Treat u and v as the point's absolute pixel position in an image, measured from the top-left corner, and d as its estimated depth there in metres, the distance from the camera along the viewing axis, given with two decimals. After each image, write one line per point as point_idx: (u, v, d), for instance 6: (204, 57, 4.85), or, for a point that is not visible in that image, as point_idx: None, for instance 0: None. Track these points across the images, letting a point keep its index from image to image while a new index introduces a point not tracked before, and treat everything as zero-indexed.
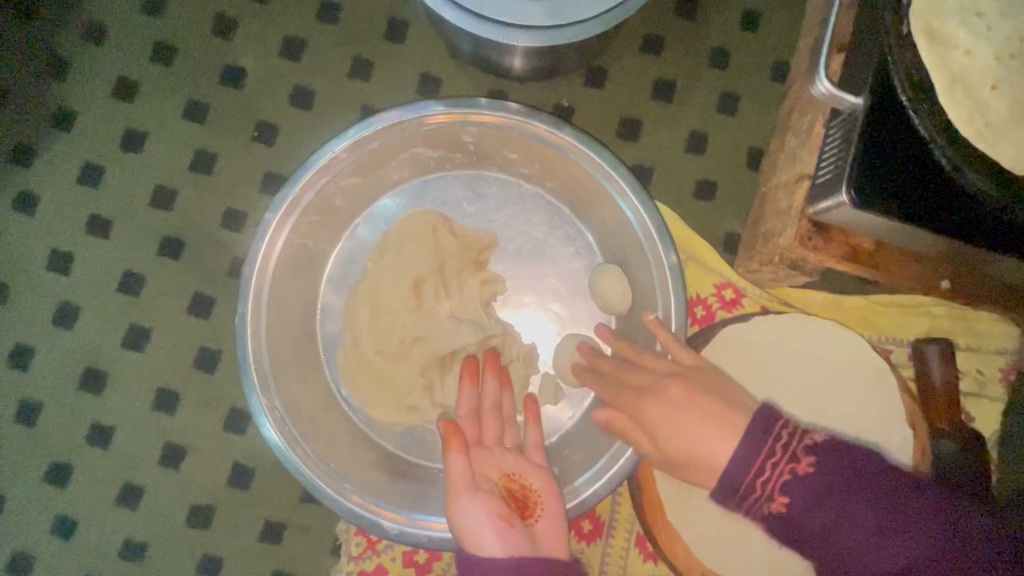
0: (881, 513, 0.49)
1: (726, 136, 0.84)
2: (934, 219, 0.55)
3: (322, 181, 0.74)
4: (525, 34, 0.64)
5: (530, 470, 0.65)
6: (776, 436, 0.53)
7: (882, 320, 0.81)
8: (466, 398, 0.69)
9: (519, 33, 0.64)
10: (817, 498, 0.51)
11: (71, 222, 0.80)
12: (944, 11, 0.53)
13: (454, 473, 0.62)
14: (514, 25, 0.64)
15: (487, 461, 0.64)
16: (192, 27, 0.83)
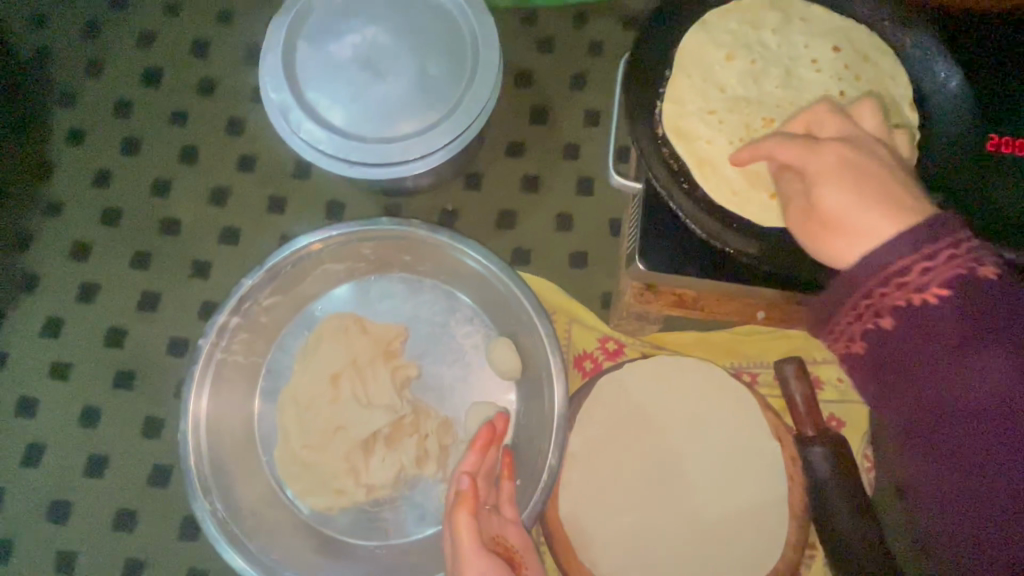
0: (983, 332, 0.44)
1: (588, 212, 1.00)
2: (713, 271, 0.69)
3: (245, 305, 0.88)
4: (390, 170, 0.83)
5: (514, 533, 0.67)
6: (946, 245, 0.45)
7: (746, 348, 0.93)
8: (473, 460, 0.71)
9: (384, 170, 0.82)
10: (905, 326, 0.47)
11: (36, 370, 0.92)
12: (685, 115, 0.70)
13: (464, 533, 0.62)
14: (379, 164, 0.82)
15: (489, 525, 0.66)
16: (133, 191, 0.99)
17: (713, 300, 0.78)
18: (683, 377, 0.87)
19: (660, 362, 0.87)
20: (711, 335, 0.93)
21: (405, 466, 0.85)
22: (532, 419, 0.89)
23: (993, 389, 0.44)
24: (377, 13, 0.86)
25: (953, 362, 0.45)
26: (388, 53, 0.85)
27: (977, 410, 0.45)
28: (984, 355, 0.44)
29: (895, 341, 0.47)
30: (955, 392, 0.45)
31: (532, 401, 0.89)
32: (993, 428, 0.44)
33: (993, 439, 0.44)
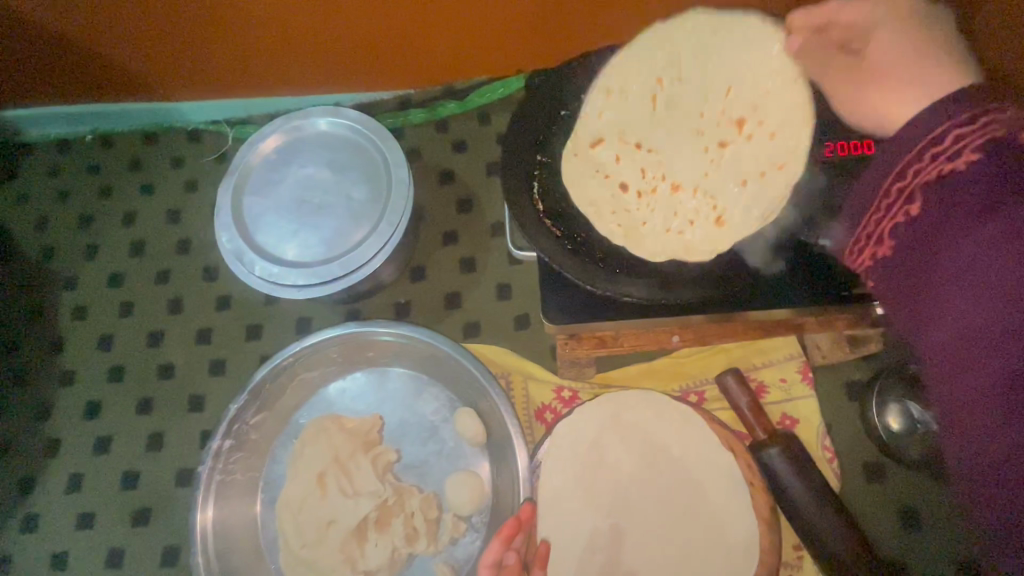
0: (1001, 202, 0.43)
1: (523, 277, 1.11)
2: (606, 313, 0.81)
3: (234, 428, 0.99)
4: (335, 286, 0.94)
5: None
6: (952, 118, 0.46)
7: (688, 369, 1.00)
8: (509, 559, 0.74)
9: (330, 286, 0.94)
10: (914, 217, 0.48)
11: (65, 524, 1.03)
12: None
13: None
14: (324, 282, 0.94)
15: None
16: (132, 346, 1.14)
17: (630, 337, 0.87)
18: (633, 408, 0.93)
19: (610, 399, 0.94)
20: (653, 363, 1.01)
21: (397, 546, 0.92)
22: (504, 477, 0.96)
23: (993, 268, 0.42)
24: (304, 160, 1.03)
25: (954, 247, 0.45)
26: (319, 191, 1.02)
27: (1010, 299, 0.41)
28: (995, 241, 0.43)
29: (903, 229, 0.49)
30: (959, 270, 0.44)
31: (501, 460, 0.97)
32: (1010, 319, 0.41)
33: (1019, 334, 0.41)
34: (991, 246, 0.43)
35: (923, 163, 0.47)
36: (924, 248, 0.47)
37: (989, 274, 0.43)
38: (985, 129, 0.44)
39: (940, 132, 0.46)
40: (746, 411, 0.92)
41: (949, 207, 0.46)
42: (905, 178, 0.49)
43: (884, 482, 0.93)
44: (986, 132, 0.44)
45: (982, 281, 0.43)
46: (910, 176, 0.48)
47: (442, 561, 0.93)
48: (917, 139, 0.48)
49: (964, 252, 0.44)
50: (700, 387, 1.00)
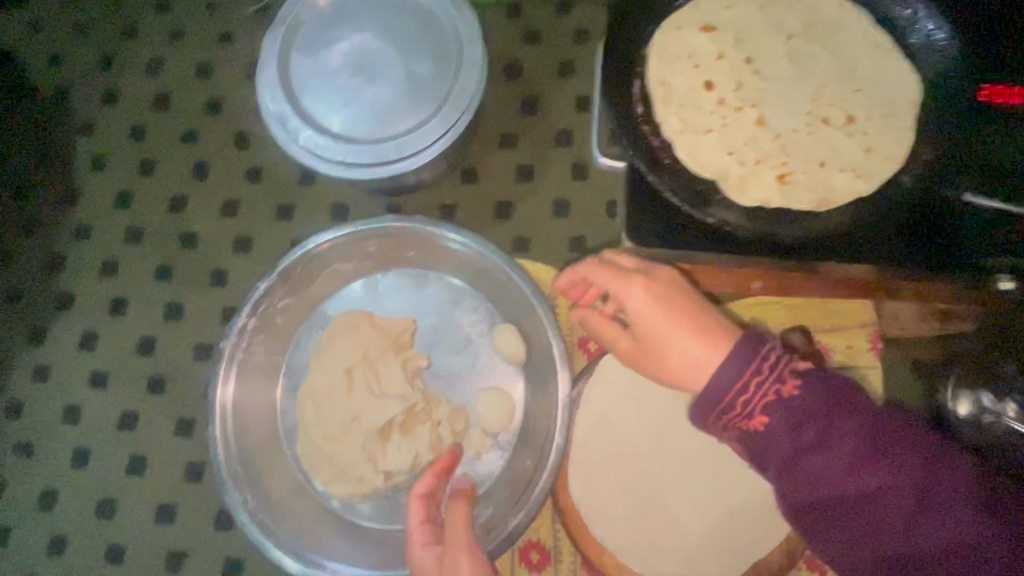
0: (817, 433, 0.59)
1: (585, 196, 1.01)
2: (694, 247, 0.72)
3: (262, 308, 0.93)
4: (375, 171, 0.85)
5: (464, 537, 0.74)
6: (750, 358, 0.61)
7: (750, 321, 0.93)
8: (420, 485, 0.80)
9: (368, 171, 0.85)
10: (763, 428, 0.60)
11: (78, 380, 0.99)
12: None
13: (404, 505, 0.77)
14: (363, 164, 0.84)
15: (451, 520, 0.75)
16: (153, 209, 1.06)
17: (703, 274, 0.79)
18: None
19: None
20: (714, 308, 0.93)
21: (421, 452, 0.89)
22: (539, 401, 0.91)
23: (853, 476, 0.57)
24: (362, 22, 0.90)
25: (848, 457, 0.58)
26: (376, 59, 0.89)
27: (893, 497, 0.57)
28: (826, 431, 0.58)
29: (765, 434, 0.60)
30: (855, 479, 0.57)
31: (538, 383, 0.92)
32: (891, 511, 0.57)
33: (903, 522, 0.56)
34: (897, 462, 0.57)
35: (758, 383, 0.60)
36: (799, 445, 0.59)
37: (895, 464, 0.57)
38: (778, 369, 0.60)
39: (765, 367, 0.60)
40: None
41: (807, 414, 0.59)
42: (734, 409, 0.61)
43: None
44: (785, 368, 0.60)
45: (885, 479, 0.57)
46: (765, 374, 0.61)
47: (462, 473, 0.91)
48: (744, 373, 0.60)
49: (860, 464, 0.57)
50: None
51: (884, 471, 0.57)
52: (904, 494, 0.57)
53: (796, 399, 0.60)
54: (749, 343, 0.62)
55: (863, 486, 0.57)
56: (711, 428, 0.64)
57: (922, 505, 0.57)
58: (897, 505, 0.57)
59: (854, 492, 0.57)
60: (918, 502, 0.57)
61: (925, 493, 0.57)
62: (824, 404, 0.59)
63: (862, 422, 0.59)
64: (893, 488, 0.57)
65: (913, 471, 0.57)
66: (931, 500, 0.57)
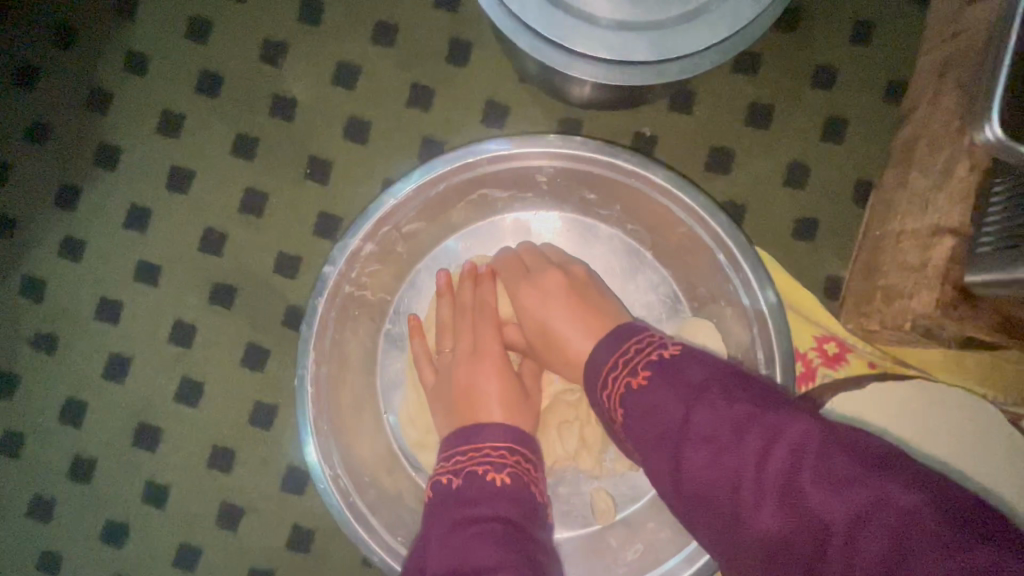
0: (729, 418, 0.47)
1: (831, 166, 0.74)
2: None
3: (383, 229, 0.68)
4: (602, 70, 0.55)
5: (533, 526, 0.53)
6: (629, 348, 0.56)
7: (1011, 381, 0.71)
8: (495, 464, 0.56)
9: (587, 66, 0.55)
10: (640, 407, 0.51)
11: (118, 268, 0.75)
12: None
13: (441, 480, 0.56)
14: (584, 52, 0.54)
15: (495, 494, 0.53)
16: (237, 51, 0.76)
17: None
18: (928, 410, 0.66)
19: (903, 391, 0.66)
20: (970, 357, 0.71)
21: (560, 457, 0.71)
22: None
23: (765, 473, 0.45)
24: None
25: (751, 448, 0.46)
26: None
27: (850, 515, 0.42)
28: (712, 416, 0.48)
29: (657, 414, 0.50)
30: (808, 495, 0.43)
31: None
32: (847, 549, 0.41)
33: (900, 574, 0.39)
34: (791, 456, 0.45)
35: (622, 372, 0.54)
36: (742, 444, 0.46)
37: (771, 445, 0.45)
38: (653, 347, 0.54)
39: (649, 347, 0.54)
40: None
41: (664, 403, 0.50)
42: (623, 372, 0.54)
43: None
44: (665, 347, 0.54)
45: (723, 455, 0.46)
46: (621, 370, 0.55)
47: (601, 489, 0.73)
48: (614, 356, 0.56)
49: (783, 462, 0.45)
50: (1010, 406, 0.72)
51: (777, 463, 0.45)
52: (805, 511, 0.43)
53: (670, 371, 0.51)
54: (622, 332, 0.58)
55: (812, 508, 0.43)
56: (605, 408, 0.56)
57: (859, 512, 0.41)
58: (748, 500, 0.45)
59: (780, 494, 0.44)
60: (822, 508, 0.43)
61: (797, 493, 0.44)
62: (681, 392, 0.50)
63: (713, 403, 0.48)
64: (832, 504, 0.42)
65: (815, 473, 0.44)
66: (840, 512, 0.42)
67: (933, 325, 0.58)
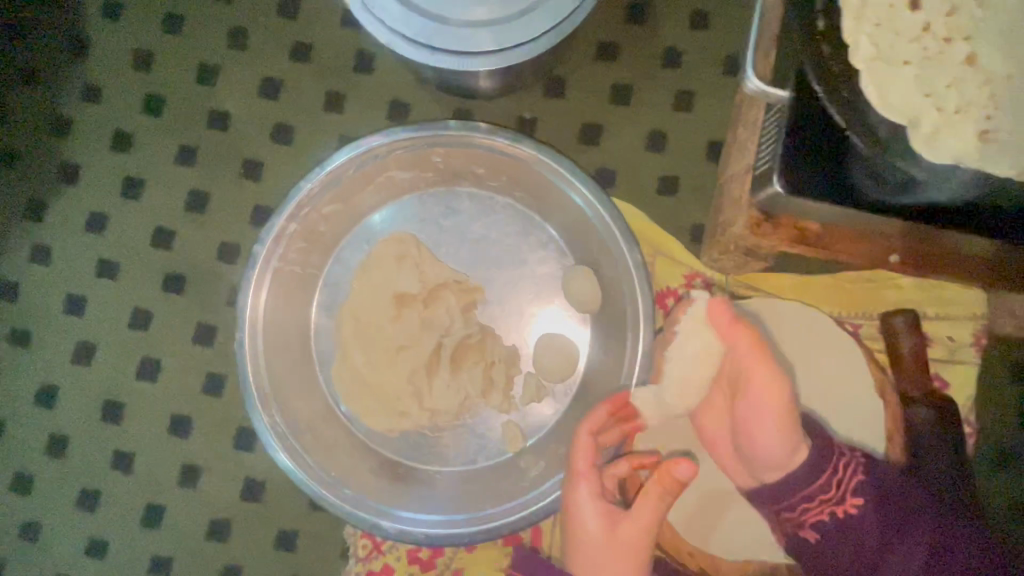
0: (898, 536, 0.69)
1: (685, 131, 0.87)
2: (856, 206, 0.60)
3: (303, 211, 0.80)
4: (433, 55, 0.69)
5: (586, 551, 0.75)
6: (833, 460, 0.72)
7: (850, 297, 0.83)
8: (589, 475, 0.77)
9: (421, 51, 0.69)
10: (825, 536, 0.71)
11: (83, 268, 0.87)
12: None
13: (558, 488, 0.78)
14: (416, 40, 0.69)
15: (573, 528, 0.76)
16: (177, 77, 0.89)
17: (840, 236, 0.67)
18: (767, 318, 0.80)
19: (749, 307, 0.80)
20: (813, 278, 0.83)
21: (471, 393, 0.81)
22: (609, 353, 0.82)
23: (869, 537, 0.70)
24: None
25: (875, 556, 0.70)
26: None
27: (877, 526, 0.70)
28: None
29: (837, 539, 0.70)
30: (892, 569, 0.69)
31: (611, 335, 0.81)
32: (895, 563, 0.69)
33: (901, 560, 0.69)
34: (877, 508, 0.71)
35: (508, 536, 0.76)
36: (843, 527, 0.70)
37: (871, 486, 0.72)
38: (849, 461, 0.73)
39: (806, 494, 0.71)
40: (908, 358, 0.79)
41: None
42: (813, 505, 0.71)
43: (1014, 474, 0.82)
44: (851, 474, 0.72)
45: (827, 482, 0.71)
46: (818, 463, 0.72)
47: (510, 421, 0.83)
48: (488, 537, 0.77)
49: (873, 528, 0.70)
50: (854, 319, 0.84)
51: (880, 513, 0.70)
52: (920, 547, 0.68)
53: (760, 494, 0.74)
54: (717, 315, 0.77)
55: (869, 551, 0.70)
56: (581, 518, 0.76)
57: (894, 538, 0.70)
58: (923, 522, 0.70)
59: (844, 532, 0.70)
60: (895, 524, 0.70)
61: (901, 530, 0.70)
62: (818, 466, 0.72)
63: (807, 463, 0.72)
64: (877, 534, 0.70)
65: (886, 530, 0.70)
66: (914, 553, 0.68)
67: (751, 244, 0.71)
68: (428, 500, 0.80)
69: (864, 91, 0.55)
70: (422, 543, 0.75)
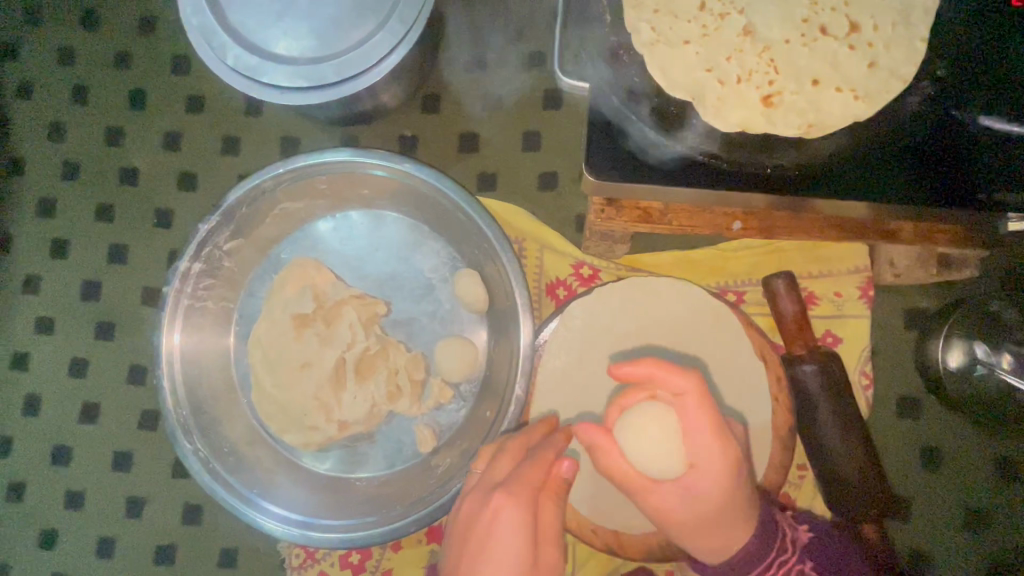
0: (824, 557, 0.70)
1: (557, 128, 0.91)
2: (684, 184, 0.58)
3: (205, 250, 0.86)
4: (284, 95, 0.75)
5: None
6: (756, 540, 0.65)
7: (732, 266, 0.86)
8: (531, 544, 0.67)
9: (272, 92, 0.75)
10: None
11: (23, 327, 0.95)
12: None
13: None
14: (265, 84, 0.75)
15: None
16: (89, 143, 0.97)
17: (682, 212, 0.70)
18: (642, 297, 0.80)
19: (623, 284, 0.81)
20: (692, 253, 0.86)
21: (376, 402, 0.84)
22: (503, 349, 0.86)
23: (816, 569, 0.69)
24: None
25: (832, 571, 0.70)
26: None
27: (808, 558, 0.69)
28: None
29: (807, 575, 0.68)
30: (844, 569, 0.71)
31: (504, 333, 0.85)
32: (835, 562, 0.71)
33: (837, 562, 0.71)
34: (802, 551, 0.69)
35: None
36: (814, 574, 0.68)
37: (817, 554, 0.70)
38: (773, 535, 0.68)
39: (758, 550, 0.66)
40: (788, 318, 0.80)
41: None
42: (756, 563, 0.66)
43: (914, 418, 0.83)
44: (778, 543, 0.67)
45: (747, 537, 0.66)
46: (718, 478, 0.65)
47: (423, 424, 0.87)
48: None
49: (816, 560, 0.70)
50: (739, 287, 0.86)
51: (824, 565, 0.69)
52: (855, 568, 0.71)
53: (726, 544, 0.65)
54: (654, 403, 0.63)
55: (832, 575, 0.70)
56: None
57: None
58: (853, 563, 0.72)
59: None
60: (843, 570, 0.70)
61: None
62: (768, 536, 0.67)
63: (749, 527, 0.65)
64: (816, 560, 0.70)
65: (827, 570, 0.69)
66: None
67: (605, 228, 0.73)
68: (349, 506, 0.84)
69: (651, 75, 0.58)
70: (342, 548, 0.79)
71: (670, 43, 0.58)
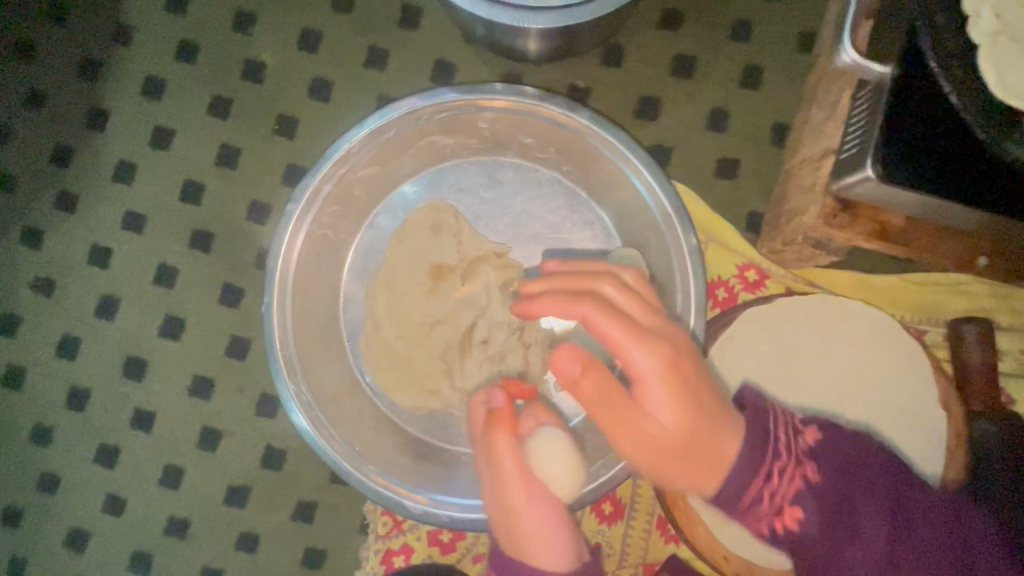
0: (848, 530, 0.53)
1: (749, 111, 0.81)
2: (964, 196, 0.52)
3: (340, 172, 0.75)
4: (490, 6, 0.69)
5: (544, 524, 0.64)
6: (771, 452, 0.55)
7: (916, 300, 0.78)
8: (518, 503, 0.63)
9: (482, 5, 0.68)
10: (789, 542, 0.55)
11: (109, 219, 0.84)
12: None
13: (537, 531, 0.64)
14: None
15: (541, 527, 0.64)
16: (212, 22, 0.84)
17: (925, 233, 0.62)
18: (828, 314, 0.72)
19: (805, 299, 0.72)
20: (877, 280, 0.78)
21: (504, 377, 0.76)
22: None
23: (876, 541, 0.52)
24: None
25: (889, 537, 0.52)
26: None
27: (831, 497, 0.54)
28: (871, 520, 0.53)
29: (818, 480, 0.54)
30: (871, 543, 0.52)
31: None
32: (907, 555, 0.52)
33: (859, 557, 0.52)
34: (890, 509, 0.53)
35: None
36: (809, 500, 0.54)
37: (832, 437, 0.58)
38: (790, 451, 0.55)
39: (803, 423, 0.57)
40: (974, 369, 0.73)
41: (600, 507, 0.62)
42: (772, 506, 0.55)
43: None
44: (796, 465, 0.55)
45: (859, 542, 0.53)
46: (784, 459, 0.55)
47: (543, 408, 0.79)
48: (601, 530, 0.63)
49: (869, 528, 0.53)
50: (918, 325, 0.78)
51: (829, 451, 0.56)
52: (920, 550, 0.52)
53: (834, 447, 0.56)
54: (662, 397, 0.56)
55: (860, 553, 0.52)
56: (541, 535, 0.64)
57: (841, 511, 0.53)
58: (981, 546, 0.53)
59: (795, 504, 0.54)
60: (844, 533, 0.53)
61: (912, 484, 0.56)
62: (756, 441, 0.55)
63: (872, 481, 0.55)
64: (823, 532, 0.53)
65: (911, 511, 0.54)
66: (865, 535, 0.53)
67: (823, 236, 0.65)
68: (451, 482, 0.76)
69: (984, 74, 0.48)
70: (449, 528, 0.71)
71: (1016, 41, 0.48)
